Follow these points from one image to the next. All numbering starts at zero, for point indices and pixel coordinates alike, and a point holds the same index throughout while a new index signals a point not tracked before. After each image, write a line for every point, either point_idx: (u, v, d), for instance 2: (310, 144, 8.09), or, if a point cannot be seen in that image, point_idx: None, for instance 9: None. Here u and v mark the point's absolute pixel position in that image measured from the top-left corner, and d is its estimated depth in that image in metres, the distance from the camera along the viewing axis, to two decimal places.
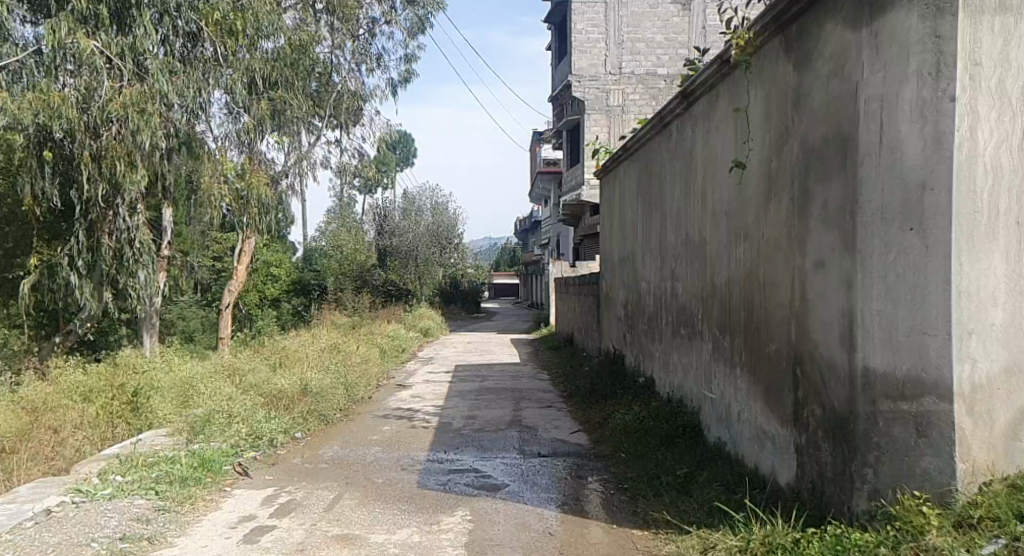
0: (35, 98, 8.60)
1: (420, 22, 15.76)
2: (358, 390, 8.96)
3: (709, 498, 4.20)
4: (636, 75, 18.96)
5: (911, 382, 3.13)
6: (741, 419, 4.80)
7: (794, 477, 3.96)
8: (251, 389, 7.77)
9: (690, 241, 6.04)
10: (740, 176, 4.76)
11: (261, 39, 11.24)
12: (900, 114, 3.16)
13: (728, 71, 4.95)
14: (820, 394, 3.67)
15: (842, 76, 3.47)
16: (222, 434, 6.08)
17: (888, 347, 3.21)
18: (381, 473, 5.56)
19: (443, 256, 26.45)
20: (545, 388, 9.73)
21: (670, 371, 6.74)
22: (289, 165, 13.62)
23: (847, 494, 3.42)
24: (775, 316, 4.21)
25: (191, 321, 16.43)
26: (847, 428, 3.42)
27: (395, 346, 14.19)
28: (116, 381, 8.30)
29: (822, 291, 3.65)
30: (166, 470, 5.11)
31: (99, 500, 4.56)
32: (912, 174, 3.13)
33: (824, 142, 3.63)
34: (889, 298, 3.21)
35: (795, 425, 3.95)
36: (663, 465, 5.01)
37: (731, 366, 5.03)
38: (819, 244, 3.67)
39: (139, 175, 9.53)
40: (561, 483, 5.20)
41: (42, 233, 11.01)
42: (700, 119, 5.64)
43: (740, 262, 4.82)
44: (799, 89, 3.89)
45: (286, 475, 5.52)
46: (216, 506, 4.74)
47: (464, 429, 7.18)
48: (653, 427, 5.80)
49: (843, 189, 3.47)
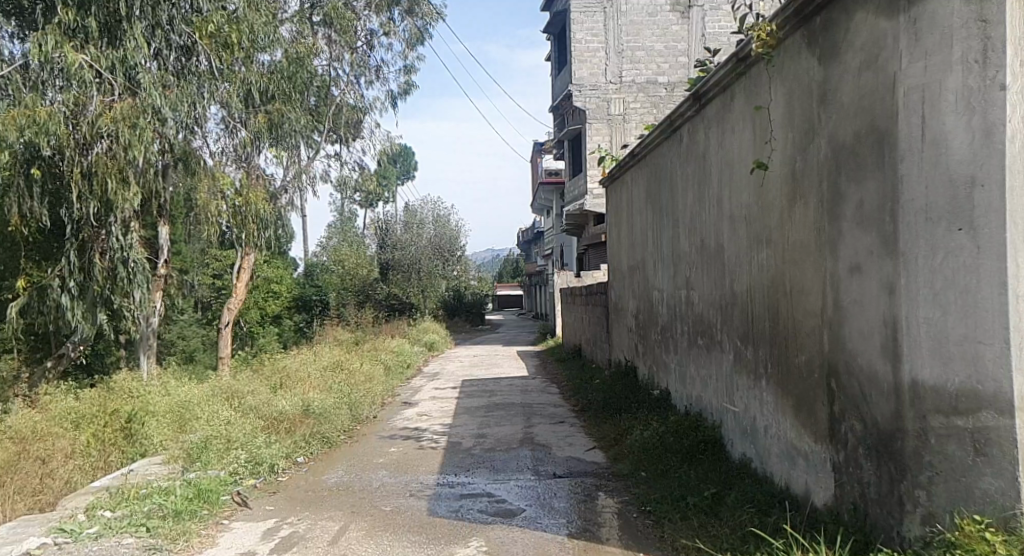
0: (19, 114, 8.35)
1: (419, 33, 15.52)
2: (363, 409, 8.69)
3: (741, 522, 3.93)
4: (638, 83, 18.78)
5: (965, 395, 2.86)
6: (769, 435, 4.53)
7: (832, 497, 3.68)
8: (250, 412, 7.48)
9: (706, 248, 5.77)
10: (761, 178, 4.51)
11: (256, 51, 11.01)
12: (944, 105, 2.90)
13: (745, 69, 4.72)
14: (859, 407, 3.38)
15: (875, 68, 3.21)
16: (220, 461, 5.84)
17: (937, 357, 2.94)
18: (387, 500, 5.28)
19: (446, 269, 26.27)
20: (555, 403, 9.46)
21: (688, 383, 6.47)
22: (287, 180, 13.38)
23: (897, 517, 3.14)
24: (805, 324, 3.94)
25: (191, 341, 16.20)
26: (894, 445, 3.13)
27: (399, 362, 13.93)
28: (110, 406, 8.11)
29: (858, 297, 3.38)
30: (159, 502, 4.87)
31: (82, 540, 4.34)
32: (958, 169, 2.87)
33: (856, 138, 3.36)
34: (937, 305, 2.95)
35: (831, 441, 3.67)
36: (688, 485, 4.72)
37: (756, 378, 4.76)
38: (854, 247, 3.41)
39: (131, 193, 9.36)
40: (579, 507, 4.93)
41: (32, 254, 10.83)
42: (714, 120, 5.41)
43: (762, 269, 4.56)
44: (825, 85, 3.64)
45: (288, 505, 5.26)
46: (212, 542, 4.49)
47: (475, 449, 6.90)
48: (673, 443, 5.51)
49: (880, 188, 3.21)
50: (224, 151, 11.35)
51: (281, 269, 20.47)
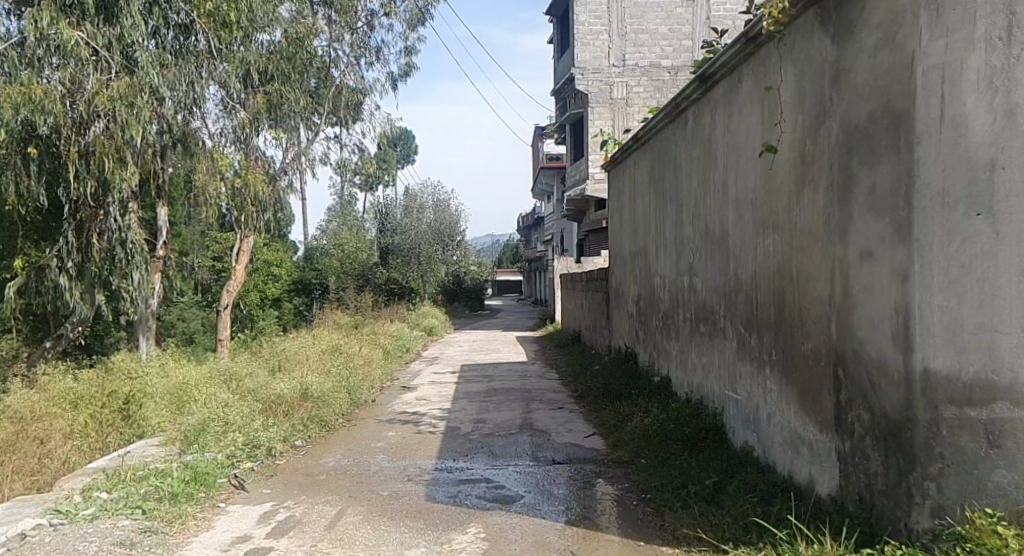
0: (14, 90, 8.16)
1: (420, 14, 15.32)
2: (362, 393, 8.63)
3: (744, 511, 3.86)
4: (641, 67, 18.60)
5: (979, 386, 2.84)
6: (772, 423, 4.46)
7: (837, 488, 3.61)
8: (248, 395, 7.43)
9: (710, 234, 5.67)
10: (770, 162, 4.40)
11: (255, 31, 10.87)
12: (965, 84, 2.85)
13: (755, 49, 4.60)
14: (867, 397, 3.30)
15: (893, 46, 3.11)
16: (217, 443, 5.78)
17: (951, 346, 2.89)
18: (386, 485, 5.22)
19: (446, 254, 26.15)
20: (555, 389, 9.42)
21: (689, 370, 6.40)
22: (286, 162, 13.21)
23: (905, 510, 3.06)
24: (812, 311, 3.85)
25: (191, 323, 16.25)
26: (902, 436, 3.05)
27: (398, 346, 13.86)
28: (109, 387, 8.06)
29: (868, 284, 3.29)
30: (156, 484, 4.81)
31: (78, 522, 4.28)
32: (978, 152, 2.83)
33: (870, 121, 3.26)
34: (952, 292, 2.89)
35: (837, 431, 3.59)
36: (689, 473, 4.66)
37: (759, 366, 4.69)
38: (865, 233, 3.32)
39: (128, 172, 9.24)
40: (578, 494, 4.87)
41: (31, 234, 10.79)
42: (721, 103, 5.30)
43: (768, 255, 4.47)
44: (838, 65, 3.54)
45: (285, 488, 5.20)
46: (208, 525, 4.43)
47: (473, 434, 6.84)
48: (674, 431, 5.45)
49: (894, 171, 3.11)
50: (224, 132, 11.15)
51: (281, 252, 20.38)
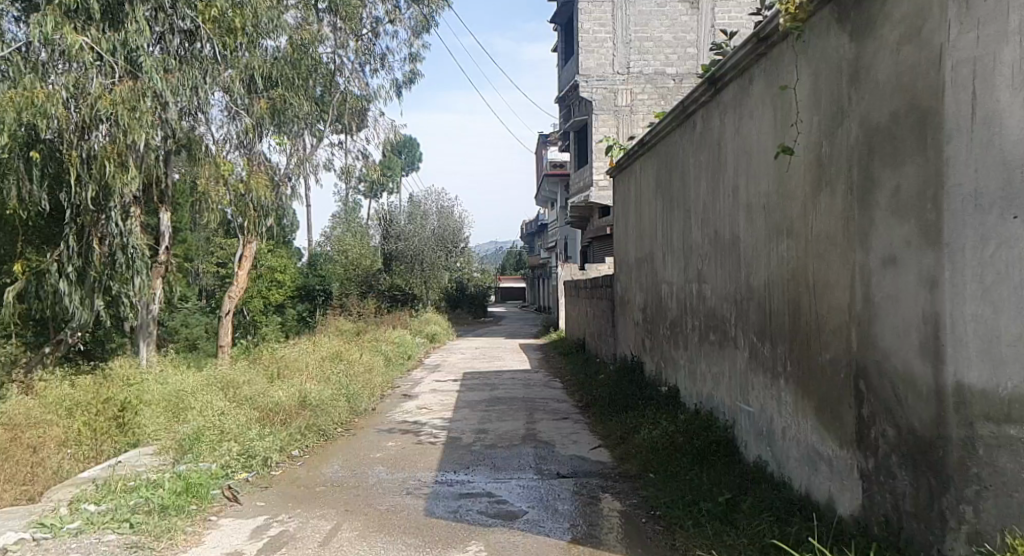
0: (17, 95, 8.07)
1: (425, 20, 15.16)
2: (362, 402, 8.43)
3: (760, 531, 3.66)
4: (646, 74, 18.39)
5: (1019, 402, 2.63)
6: (788, 437, 4.25)
7: (860, 508, 3.41)
8: (245, 403, 7.24)
9: (720, 239, 5.49)
10: (784, 164, 4.21)
11: (260, 36, 10.63)
12: (999, 80, 2.65)
13: (767, 49, 4.43)
14: (893, 411, 3.10)
15: (918, 42, 2.93)
16: (212, 453, 5.58)
17: (986, 359, 2.69)
18: (383, 499, 5.02)
19: (449, 261, 25.99)
20: (558, 398, 9.21)
21: (698, 380, 6.20)
22: (291, 168, 12.97)
23: (938, 533, 2.86)
24: (830, 320, 3.66)
25: (195, 329, 16.15)
26: (933, 455, 2.86)
27: (400, 354, 13.64)
28: (106, 394, 7.89)
29: (892, 292, 3.10)
30: (145, 496, 4.61)
31: (62, 537, 4.10)
32: (1014, 152, 2.63)
33: (894, 119, 3.08)
34: (987, 301, 2.70)
35: (859, 446, 3.39)
36: (700, 488, 4.45)
37: (772, 377, 4.48)
38: (888, 237, 3.13)
39: (130, 176, 9.07)
40: (583, 510, 4.67)
41: (31, 238, 10.66)
42: (730, 106, 5.13)
43: (782, 261, 4.28)
44: (857, 62, 3.36)
45: (280, 501, 5.01)
46: (197, 540, 4.22)
47: (476, 445, 6.63)
48: (684, 444, 5.26)
49: (921, 172, 2.93)
50: (228, 139, 11.07)
51: (285, 259, 20.18)
